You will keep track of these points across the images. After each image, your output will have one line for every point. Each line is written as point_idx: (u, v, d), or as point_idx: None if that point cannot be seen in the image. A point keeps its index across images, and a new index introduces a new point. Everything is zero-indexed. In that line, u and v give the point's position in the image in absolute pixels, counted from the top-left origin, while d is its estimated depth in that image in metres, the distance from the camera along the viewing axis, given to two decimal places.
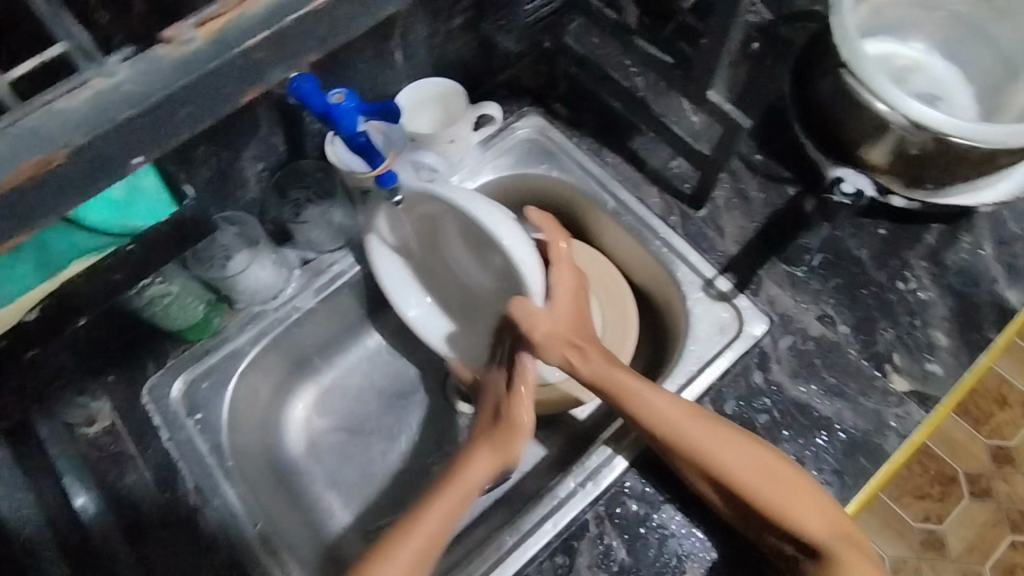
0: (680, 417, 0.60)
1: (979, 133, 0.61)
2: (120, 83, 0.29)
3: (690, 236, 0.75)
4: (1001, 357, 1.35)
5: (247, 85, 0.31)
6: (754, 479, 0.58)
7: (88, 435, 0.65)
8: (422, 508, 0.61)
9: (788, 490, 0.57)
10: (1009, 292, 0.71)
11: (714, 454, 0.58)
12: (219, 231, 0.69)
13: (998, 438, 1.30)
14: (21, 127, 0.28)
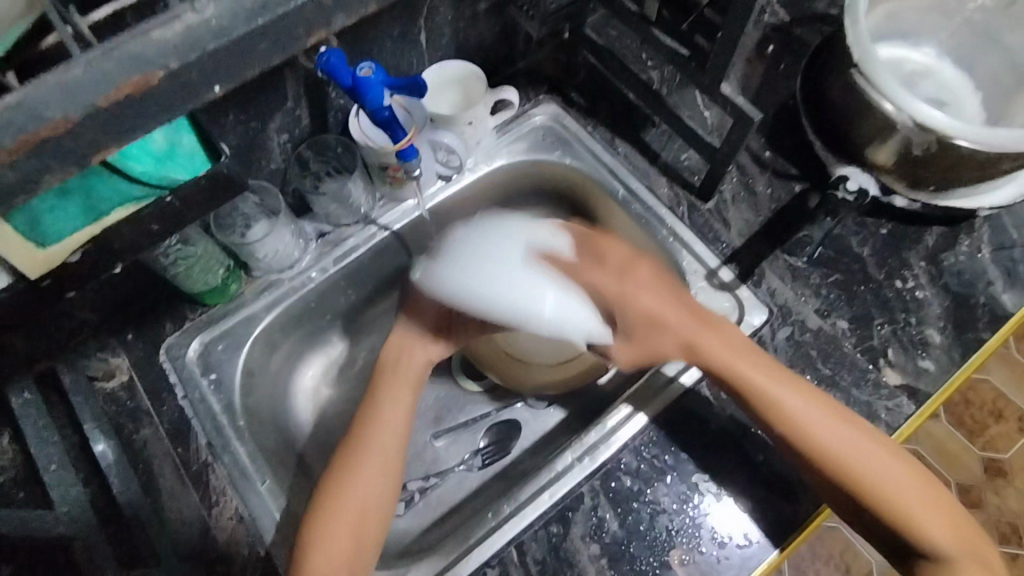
0: (843, 439, 0.59)
1: (982, 137, 0.63)
2: (206, 19, 0.28)
3: (696, 227, 0.77)
4: (998, 371, 1.37)
5: (311, 32, 0.31)
6: (883, 482, 0.58)
7: (106, 389, 0.68)
8: (361, 457, 0.65)
9: (902, 486, 0.58)
10: (1004, 295, 0.72)
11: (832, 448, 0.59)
12: (241, 199, 0.72)
13: (992, 451, 1.32)
14: (122, 48, 0.27)
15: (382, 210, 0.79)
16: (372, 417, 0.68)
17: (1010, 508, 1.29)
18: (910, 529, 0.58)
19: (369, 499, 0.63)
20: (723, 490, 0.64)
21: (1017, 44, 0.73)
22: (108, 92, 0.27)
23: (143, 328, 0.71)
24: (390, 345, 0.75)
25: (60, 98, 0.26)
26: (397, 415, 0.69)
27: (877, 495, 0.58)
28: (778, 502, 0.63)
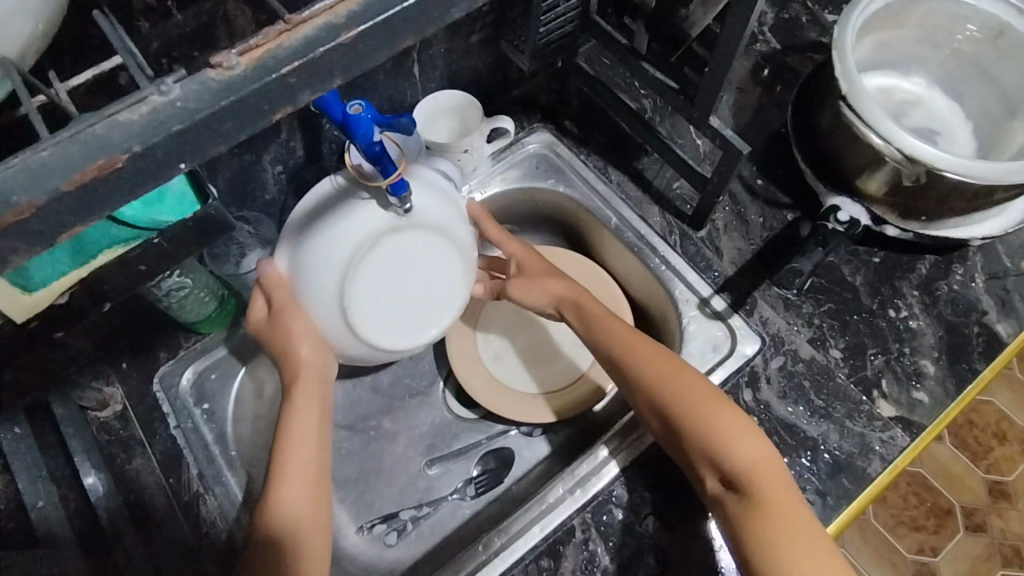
0: (744, 436, 0.58)
1: (969, 168, 0.64)
2: (172, 101, 0.29)
3: (688, 255, 0.77)
4: (1001, 392, 1.36)
5: (278, 109, 0.31)
6: (773, 491, 0.56)
7: (99, 418, 0.68)
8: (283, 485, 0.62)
9: (790, 501, 0.55)
10: (999, 325, 0.72)
11: (739, 438, 0.58)
12: (235, 229, 0.70)
13: (995, 473, 1.31)
14: (89, 131, 0.28)
15: None
16: (286, 440, 0.64)
17: (1014, 531, 1.28)
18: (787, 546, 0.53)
19: (304, 519, 0.61)
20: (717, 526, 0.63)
21: (1005, 75, 0.73)
22: (72, 177, 0.27)
23: (138, 357, 0.72)
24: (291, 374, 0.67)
25: (27, 183, 0.27)
26: (307, 427, 0.65)
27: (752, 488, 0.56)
28: None
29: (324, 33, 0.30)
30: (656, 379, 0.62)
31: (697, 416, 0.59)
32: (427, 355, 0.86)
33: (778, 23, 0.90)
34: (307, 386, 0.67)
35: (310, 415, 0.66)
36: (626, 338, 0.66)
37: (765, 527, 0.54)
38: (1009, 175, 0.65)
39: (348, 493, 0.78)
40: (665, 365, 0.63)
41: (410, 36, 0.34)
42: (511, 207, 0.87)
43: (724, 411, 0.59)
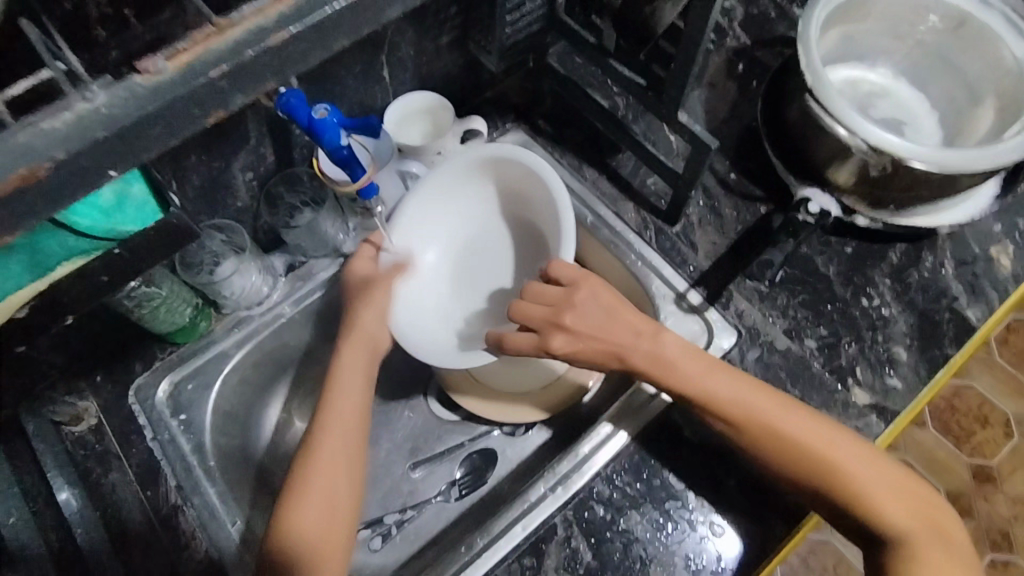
0: (827, 436, 0.61)
1: (933, 156, 0.65)
2: (97, 107, 0.29)
3: (663, 251, 0.78)
4: (983, 377, 1.42)
5: (210, 113, 0.32)
6: (870, 475, 0.60)
7: (74, 434, 0.68)
8: (305, 487, 0.62)
9: (879, 475, 0.60)
10: (969, 310, 0.73)
11: (796, 444, 0.60)
12: (208, 237, 0.72)
13: (979, 457, 1.36)
14: (13, 141, 0.28)
15: (353, 242, 0.79)
16: (315, 446, 0.65)
17: (1001, 514, 1.32)
18: (888, 515, 0.60)
19: (330, 513, 0.62)
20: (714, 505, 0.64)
21: (967, 66, 0.75)
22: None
23: (112, 370, 0.71)
24: (345, 350, 0.70)
25: None
26: (348, 410, 0.67)
27: (852, 485, 0.60)
28: (752, 531, 0.63)
29: (255, 35, 0.31)
30: (733, 408, 0.62)
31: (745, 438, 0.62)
32: (408, 358, 0.86)
33: (747, 19, 0.92)
34: (358, 355, 0.70)
35: (354, 401, 0.68)
36: (694, 364, 0.64)
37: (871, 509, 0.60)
38: (971, 164, 0.66)
39: None
40: (740, 388, 0.63)
41: (341, 37, 0.34)
42: None
43: (781, 414, 0.62)
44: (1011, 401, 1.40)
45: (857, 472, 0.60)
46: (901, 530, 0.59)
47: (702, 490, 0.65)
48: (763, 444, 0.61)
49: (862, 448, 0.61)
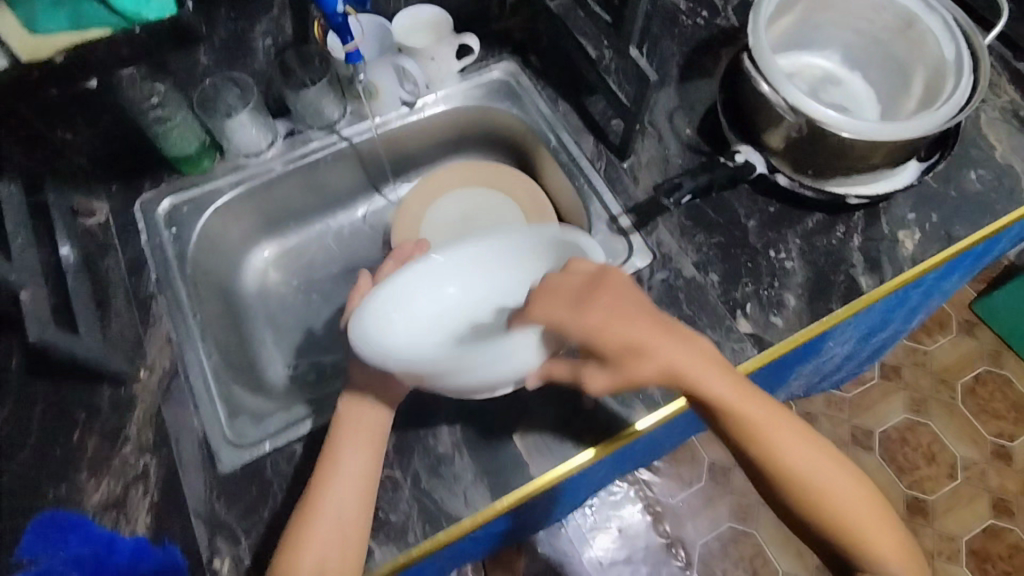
0: (827, 469, 0.63)
1: (838, 121, 0.73)
2: None
3: (609, 179, 0.88)
4: (940, 416, 1.53)
5: None
6: (862, 516, 0.61)
7: (86, 224, 0.82)
8: (310, 533, 0.60)
9: (871, 518, 0.62)
10: (862, 278, 0.81)
11: (789, 465, 0.61)
12: (226, 89, 0.85)
13: (918, 490, 1.46)
14: None
15: (346, 123, 0.91)
16: (313, 500, 0.62)
17: (925, 545, 1.41)
18: (881, 561, 0.60)
19: (329, 561, 0.60)
20: (591, 386, 0.74)
21: (908, 64, 0.82)
22: None
23: (126, 182, 0.85)
24: (348, 403, 0.67)
25: None
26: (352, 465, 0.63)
27: (850, 524, 0.61)
28: (616, 411, 0.73)
29: None
30: (751, 429, 0.61)
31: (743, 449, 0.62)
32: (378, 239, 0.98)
33: (742, 6, 1.02)
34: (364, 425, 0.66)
35: (363, 453, 0.64)
36: (725, 388, 0.60)
37: (862, 548, 0.61)
38: (874, 135, 0.73)
39: (286, 339, 0.91)
40: (749, 410, 0.61)
41: None
42: (469, 125, 0.97)
43: (783, 426, 0.62)
44: (965, 446, 1.50)
45: (845, 496, 0.62)
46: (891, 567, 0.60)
47: None
48: (747, 436, 0.61)
49: (824, 448, 0.64)
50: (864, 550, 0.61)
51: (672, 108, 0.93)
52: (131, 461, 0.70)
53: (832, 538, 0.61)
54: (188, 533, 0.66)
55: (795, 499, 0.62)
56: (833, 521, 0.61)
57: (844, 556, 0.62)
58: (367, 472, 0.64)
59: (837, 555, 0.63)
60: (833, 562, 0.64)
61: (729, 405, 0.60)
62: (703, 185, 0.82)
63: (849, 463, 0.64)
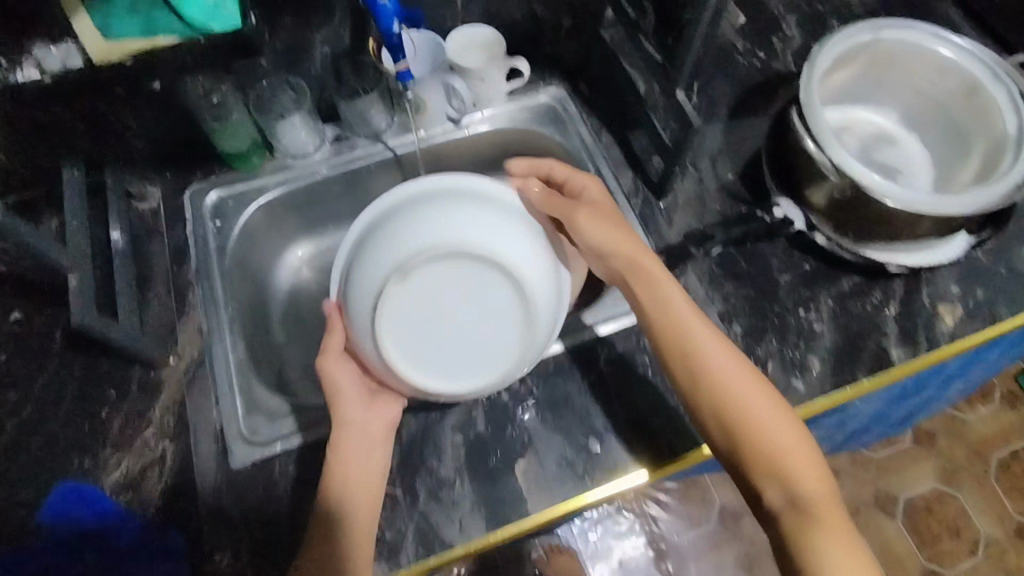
0: (761, 399, 0.65)
1: (880, 186, 0.71)
2: None
3: (643, 218, 0.88)
4: (971, 492, 1.45)
5: None
6: (785, 442, 0.63)
7: (138, 208, 0.86)
8: (342, 530, 0.64)
9: (792, 441, 0.64)
10: (893, 349, 0.78)
11: (713, 356, 0.67)
12: (281, 91, 0.88)
13: (936, 564, 1.39)
14: None
15: (392, 133, 0.94)
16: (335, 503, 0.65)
17: None
18: (798, 486, 0.62)
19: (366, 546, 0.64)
20: (599, 426, 0.74)
21: (967, 133, 0.80)
22: None
23: (179, 171, 0.89)
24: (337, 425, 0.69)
25: None
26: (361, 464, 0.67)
27: (767, 452, 0.63)
28: (621, 455, 0.73)
29: None
30: (682, 337, 0.68)
31: (666, 348, 0.69)
32: None
33: (801, 52, 1.00)
34: (356, 445, 0.68)
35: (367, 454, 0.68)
36: (662, 296, 0.70)
37: (788, 472, 0.62)
38: (916, 205, 0.71)
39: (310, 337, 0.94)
40: (694, 323, 0.69)
41: None
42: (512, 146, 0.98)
43: (710, 336, 0.68)
44: (994, 525, 1.42)
45: (766, 416, 0.65)
46: (799, 480, 0.62)
47: (593, 413, 0.75)
48: (686, 356, 0.67)
49: (763, 390, 0.66)
50: (784, 471, 0.63)
51: (716, 151, 0.92)
52: (151, 443, 0.73)
53: (745, 458, 0.64)
54: (195, 521, 0.69)
55: (724, 421, 0.65)
56: (755, 441, 0.64)
57: (758, 486, 0.64)
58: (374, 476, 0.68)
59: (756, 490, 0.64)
60: (760, 507, 0.64)
61: (665, 315, 0.69)
62: (734, 236, 0.82)
63: (785, 403, 0.66)
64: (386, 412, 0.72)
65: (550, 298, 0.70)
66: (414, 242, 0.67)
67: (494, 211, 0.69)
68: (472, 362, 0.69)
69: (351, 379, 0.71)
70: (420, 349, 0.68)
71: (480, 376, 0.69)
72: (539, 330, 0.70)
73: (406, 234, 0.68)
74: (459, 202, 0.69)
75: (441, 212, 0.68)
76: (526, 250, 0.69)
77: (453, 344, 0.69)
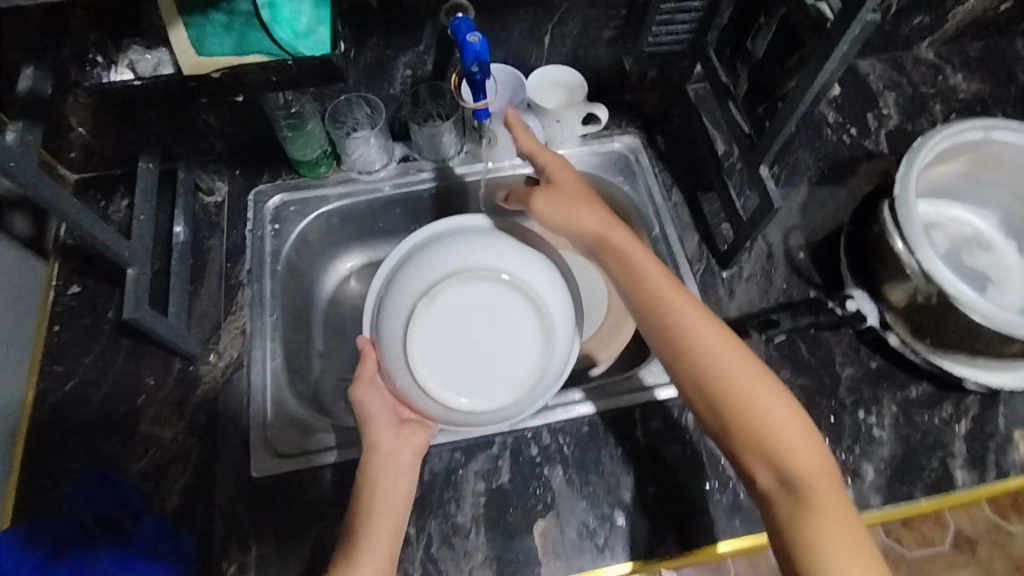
0: (790, 422, 0.59)
1: (970, 301, 0.66)
2: None
3: (703, 285, 0.84)
4: None
5: None
6: (814, 484, 0.58)
7: (204, 201, 0.88)
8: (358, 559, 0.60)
9: (819, 480, 0.58)
10: (959, 471, 0.72)
11: (651, 287, 0.67)
12: (358, 107, 0.89)
13: None
14: None
15: (459, 161, 0.93)
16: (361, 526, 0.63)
17: None
18: (822, 544, 0.55)
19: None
20: (627, 499, 0.71)
21: None
22: None
23: (248, 171, 0.91)
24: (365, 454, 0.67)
25: None
26: (387, 492, 0.65)
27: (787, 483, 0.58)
28: (646, 536, 0.69)
29: None
30: (709, 359, 0.62)
31: (688, 369, 0.63)
32: None
33: (894, 133, 0.95)
34: (383, 473, 0.66)
35: (394, 479, 0.66)
36: (695, 316, 0.64)
37: (811, 518, 0.56)
38: (1004, 326, 0.66)
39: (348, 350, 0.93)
40: (727, 345, 0.63)
41: None
42: None
43: (739, 358, 0.62)
44: None
45: (726, 360, 0.62)
46: (794, 456, 0.58)
47: (622, 485, 0.71)
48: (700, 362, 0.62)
49: (793, 411, 0.60)
50: (810, 519, 0.56)
51: (790, 226, 0.87)
52: (179, 438, 0.74)
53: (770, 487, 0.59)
54: (208, 527, 0.69)
55: (743, 444, 0.60)
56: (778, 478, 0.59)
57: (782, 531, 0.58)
58: (399, 508, 0.65)
59: (775, 534, 0.58)
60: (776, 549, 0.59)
61: (692, 332, 0.63)
62: (803, 327, 0.76)
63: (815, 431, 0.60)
64: (414, 442, 0.69)
65: (568, 316, 0.74)
66: (441, 269, 0.72)
67: (519, 244, 0.74)
68: (496, 378, 0.70)
69: (382, 406, 0.70)
70: (448, 369, 0.70)
71: (506, 393, 0.70)
72: (560, 346, 0.72)
73: (440, 260, 0.72)
74: (486, 235, 0.74)
75: (467, 245, 0.73)
76: (546, 270, 0.73)
77: (477, 366, 0.71)
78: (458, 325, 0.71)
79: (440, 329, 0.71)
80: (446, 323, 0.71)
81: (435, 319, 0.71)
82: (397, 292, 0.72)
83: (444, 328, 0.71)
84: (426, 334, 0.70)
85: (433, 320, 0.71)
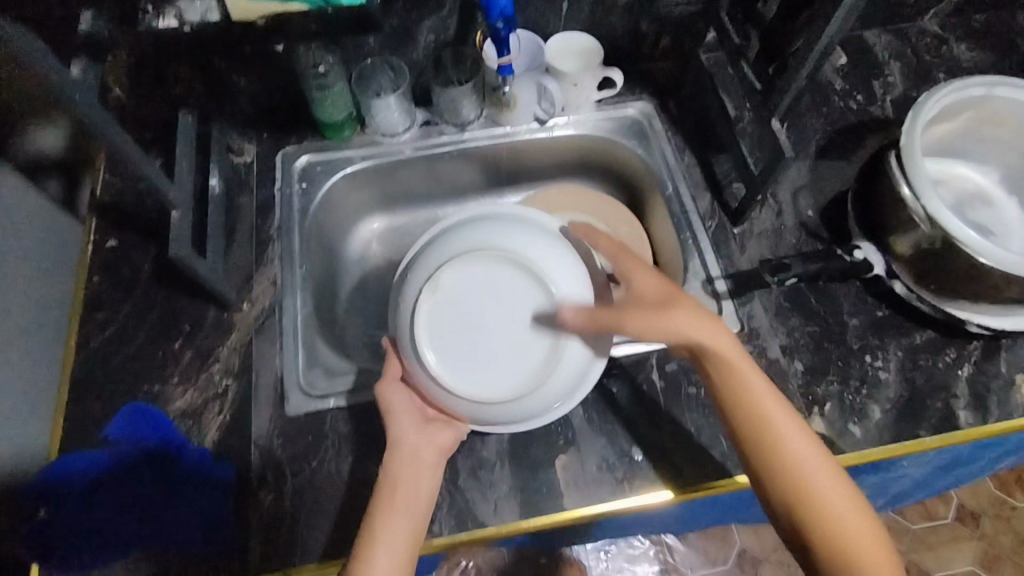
0: (831, 480, 0.60)
1: (973, 244, 0.69)
2: None
3: (715, 240, 0.87)
4: None
5: None
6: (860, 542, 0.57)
7: (235, 161, 0.91)
8: (374, 556, 0.60)
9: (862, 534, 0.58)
10: (961, 411, 0.75)
11: (755, 398, 0.62)
12: (382, 72, 0.92)
13: None
14: None
15: (478, 125, 0.96)
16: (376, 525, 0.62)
17: None
18: None
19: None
20: (644, 437, 0.74)
21: None
22: None
23: (276, 133, 0.94)
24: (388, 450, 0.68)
25: None
26: (409, 487, 0.65)
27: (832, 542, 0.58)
28: (663, 470, 0.72)
29: None
30: (760, 425, 0.62)
31: (746, 435, 0.62)
32: None
33: (900, 99, 0.99)
34: (406, 474, 0.66)
35: (416, 476, 0.66)
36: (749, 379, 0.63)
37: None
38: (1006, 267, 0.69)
39: (372, 308, 0.97)
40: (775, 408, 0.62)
41: None
42: (593, 153, 0.99)
43: (787, 419, 0.62)
44: None
45: (779, 429, 0.61)
46: (840, 514, 0.58)
47: (639, 423, 0.75)
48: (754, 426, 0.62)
49: (834, 471, 0.61)
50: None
51: (799, 185, 0.91)
52: (215, 380, 0.77)
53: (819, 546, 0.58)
54: (245, 460, 0.73)
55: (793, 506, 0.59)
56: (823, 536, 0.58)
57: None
58: (421, 505, 0.65)
59: None
60: None
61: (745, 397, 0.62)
62: (813, 273, 0.79)
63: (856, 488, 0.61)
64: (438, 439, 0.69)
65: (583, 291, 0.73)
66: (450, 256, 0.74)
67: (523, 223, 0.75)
68: (516, 363, 0.70)
69: (407, 403, 0.71)
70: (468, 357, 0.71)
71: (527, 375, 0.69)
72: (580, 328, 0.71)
73: (445, 249, 0.74)
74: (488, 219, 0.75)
75: (467, 231, 0.74)
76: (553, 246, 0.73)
77: (496, 353, 0.71)
78: (471, 311, 0.72)
79: (453, 317, 0.72)
80: (460, 311, 0.72)
81: (446, 307, 0.72)
82: (407, 286, 0.74)
83: (456, 317, 0.72)
84: (439, 324, 0.71)
85: (445, 309, 0.72)
